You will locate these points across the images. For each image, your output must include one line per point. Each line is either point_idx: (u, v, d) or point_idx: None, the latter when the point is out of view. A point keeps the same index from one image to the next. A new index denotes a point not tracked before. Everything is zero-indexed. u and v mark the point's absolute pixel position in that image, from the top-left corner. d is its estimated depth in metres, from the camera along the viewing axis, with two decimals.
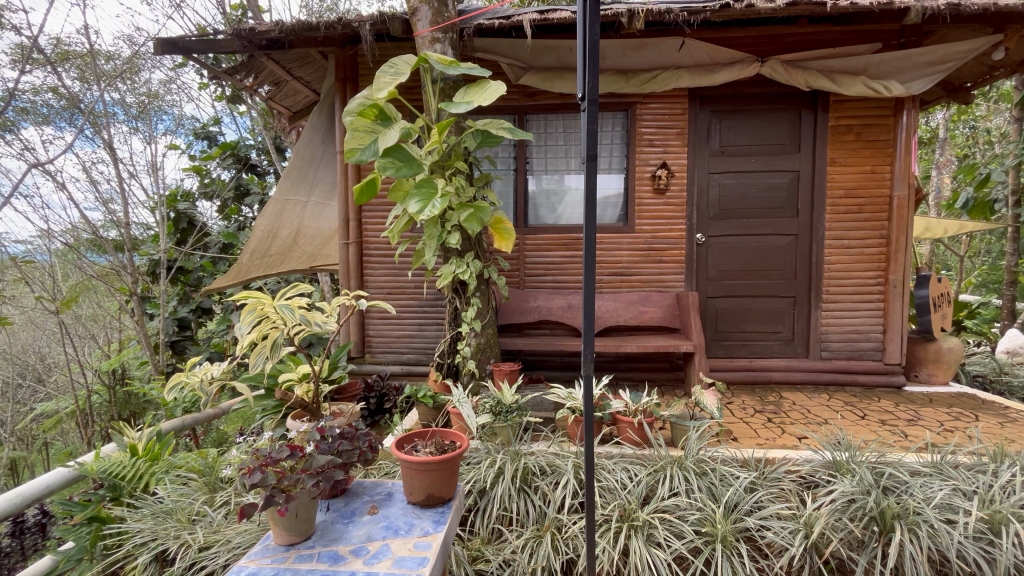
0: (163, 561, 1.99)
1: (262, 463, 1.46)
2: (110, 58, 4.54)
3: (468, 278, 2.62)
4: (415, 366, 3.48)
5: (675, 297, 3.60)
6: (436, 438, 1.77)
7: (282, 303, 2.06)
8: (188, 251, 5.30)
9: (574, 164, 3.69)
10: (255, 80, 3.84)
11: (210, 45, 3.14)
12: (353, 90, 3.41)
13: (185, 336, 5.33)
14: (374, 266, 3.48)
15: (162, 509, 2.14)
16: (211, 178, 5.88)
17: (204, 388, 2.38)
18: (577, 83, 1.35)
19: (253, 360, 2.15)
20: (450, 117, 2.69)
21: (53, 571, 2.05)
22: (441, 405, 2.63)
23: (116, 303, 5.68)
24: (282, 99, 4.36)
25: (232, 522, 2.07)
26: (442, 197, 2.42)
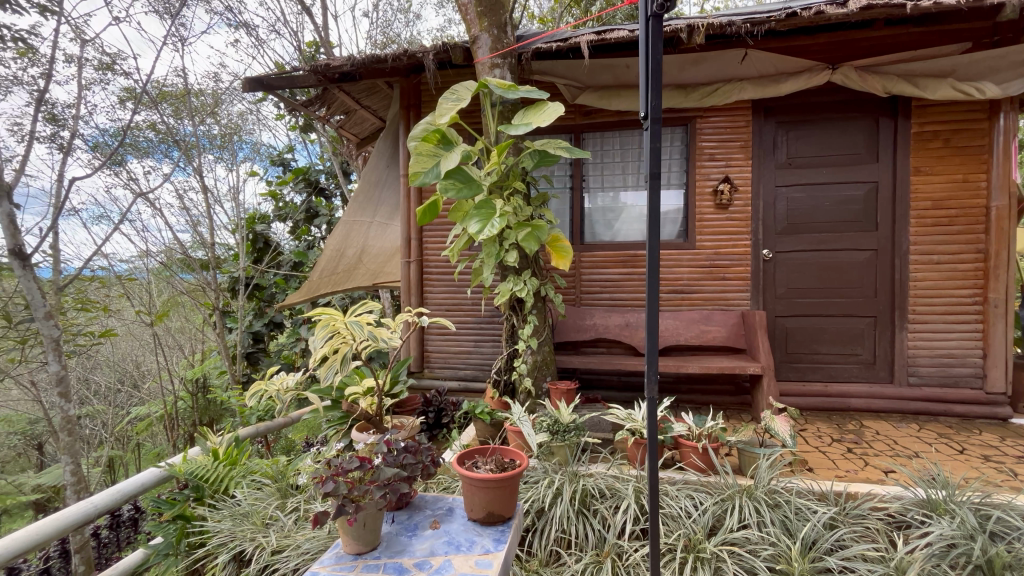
0: (240, 561, 2.12)
1: (334, 473, 1.53)
2: (200, 95, 5.03)
3: (525, 295, 2.63)
4: (472, 382, 3.53)
5: (740, 316, 3.43)
6: (497, 456, 1.78)
7: (352, 319, 2.18)
8: (264, 269, 5.73)
9: (631, 180, 3.65)
10: (327, 111, 4.13)
11: (289, 81, 3.42)
12: (416, 116, 3.59)
13: (258, 349, 5.75)
14: (434, 284, 3.60)
15: (240, 511, 2.28)
16: (285, 202, 6.34)
17: (280, 398, 2.54)
18: (640, 102, 1.35)
19: (323, 374, 2.27)
20: (508, 139, 2.75)
21: (144, 563, 2.22)
22: (500, 422, 2.66)
23: (200, 317, 6.23)
24: (351, 127, 4.65)
25: (301, 528, 2.17)
26: (501, 217, 2.48)
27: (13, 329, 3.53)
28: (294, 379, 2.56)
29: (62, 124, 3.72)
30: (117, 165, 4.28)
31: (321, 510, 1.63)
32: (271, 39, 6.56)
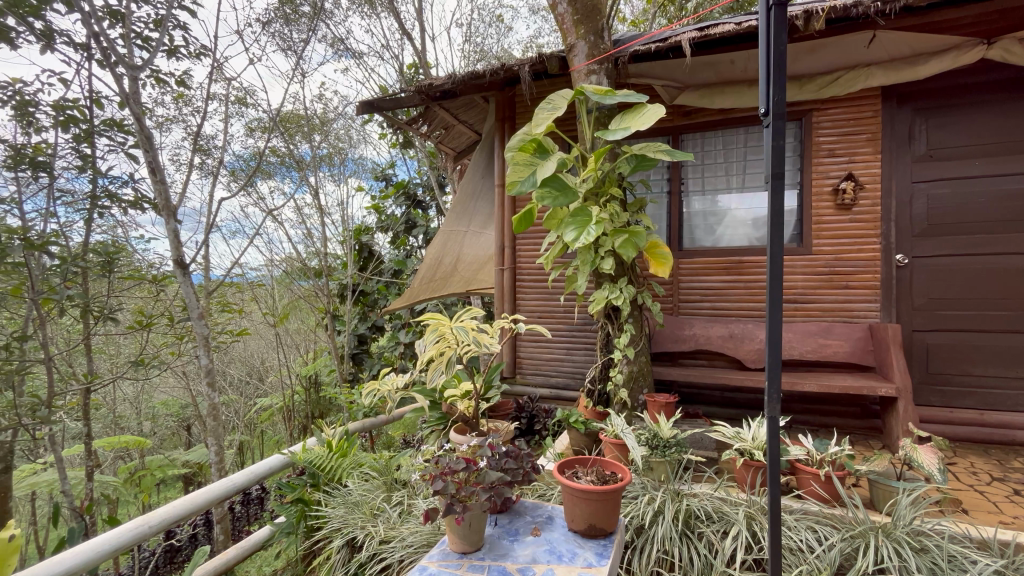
0: (352, 547, 2.28)
1: (442, 472, 1.59)
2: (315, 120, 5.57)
3: (622, 303, 2.56)
4: (563, 391, 3.50)
5: (867, 329, 3.05)
6: (597, 467, 1.75)
7: (458, 324, 2.29)
8: (367, 277, 6.28)
9: (735, 182, 3.41)
10: (428, 127, 4.36)
11: (396, 102, 3.68)
12: (511, 128, 3.67)
13: (363, 350, 6.38)
14: (527, 291, 3.64)
15: (352, 500, 2.47)
16: (386, 214, 6.82)
17: (390, 396, 2.69)
18: (759, 99, 1.28)
19: (428, 376, 2.38)
20: (604, 144, 2.72)
21: (268, 540, 2.56)
22: (594, 433, 2.59)
23: (314, 320, 6.93)
24: (449, 142, 4.88)
25: (406, 521, 2.28)
26: (597, 223, 2.44)
27: (174, 328, 4.18)
28: (404, 379, 2.71)
29: (209, 153, 4.38)
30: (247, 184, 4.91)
31: (429, 506, 1.71)
32: (375, 64, 7.13)
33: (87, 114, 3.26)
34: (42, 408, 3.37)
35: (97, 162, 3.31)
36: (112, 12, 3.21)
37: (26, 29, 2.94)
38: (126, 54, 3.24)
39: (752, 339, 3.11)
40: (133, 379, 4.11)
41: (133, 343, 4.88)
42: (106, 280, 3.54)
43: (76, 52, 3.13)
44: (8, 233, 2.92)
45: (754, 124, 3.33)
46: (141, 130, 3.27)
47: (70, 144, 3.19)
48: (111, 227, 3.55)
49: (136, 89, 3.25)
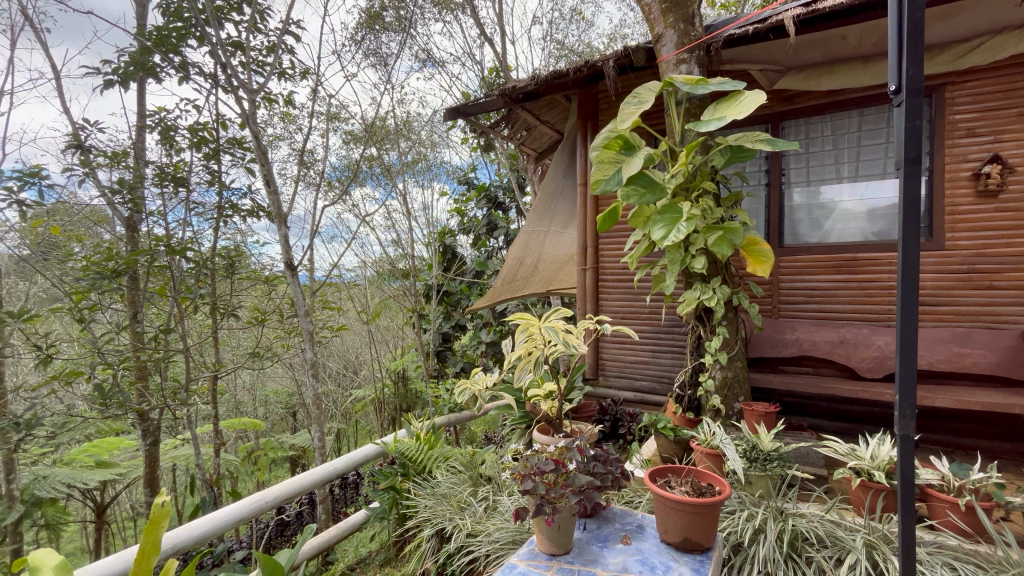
0: (440, 537, 2.36)
1: (531, 472, 1.60)
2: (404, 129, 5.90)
3: (715, 305, 2.41)
4: (649, 395, 3.38)
5: (1018, 337, 2.60)
6: (692, 478, 1.66)
7: (547, 325, 2.30)
8: (451, 277, 6.53)
9: (847, 171, 3.08)
10: (510, 129, 4.41)
11: (481, 107, 3.76)
12: (594, 125, 3.60)
13: (447, 348, 6.65)
14: (610, 291, 3.56)
15: (441, 492, 2.56)
16: (469, 216, 7.04)
17: (479, 391, 2.74)
18: (889, 75, 1.16)
19: (515, 374, 2.40)
20: (696, 137, 2.57)
21: (364, 524, 2.73)
22: (684, 441, 2.47)
23: (401, 318, 7.34)
24: (531, 142, 4.91)
25: (492, 517, 2.32)
26: (688, 220, 2.32)
27: (285, 323, 4.64)
28: (492, 377, 2.76)
29: (312, 166, 4.80)
30: (341, 191, 5.32)
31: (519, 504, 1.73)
32: (459, 71, 7.38)
33: (215, 135, 3.67)
34: (182, 391, 3.91)
35: (222, 176, 3.75)
36: (234, 43, 3.63)
37: (168, 64, 3.43)
38: (245, 80, 3.60)
39: (868, 345, 2.78)
40: (251, 368, 4.62)
41: (251, 337, 5.48)
42: (230, 280, 4.02)
43: (207, 80, 3.57)
44: (158, 241, 3.53)
45: (870, 105, 2.98)
46: (258, 146, 3.62)
47: (202, 162, 3.66)
48: (233, 233, 4.04)
49: (253, 110, 3.64)
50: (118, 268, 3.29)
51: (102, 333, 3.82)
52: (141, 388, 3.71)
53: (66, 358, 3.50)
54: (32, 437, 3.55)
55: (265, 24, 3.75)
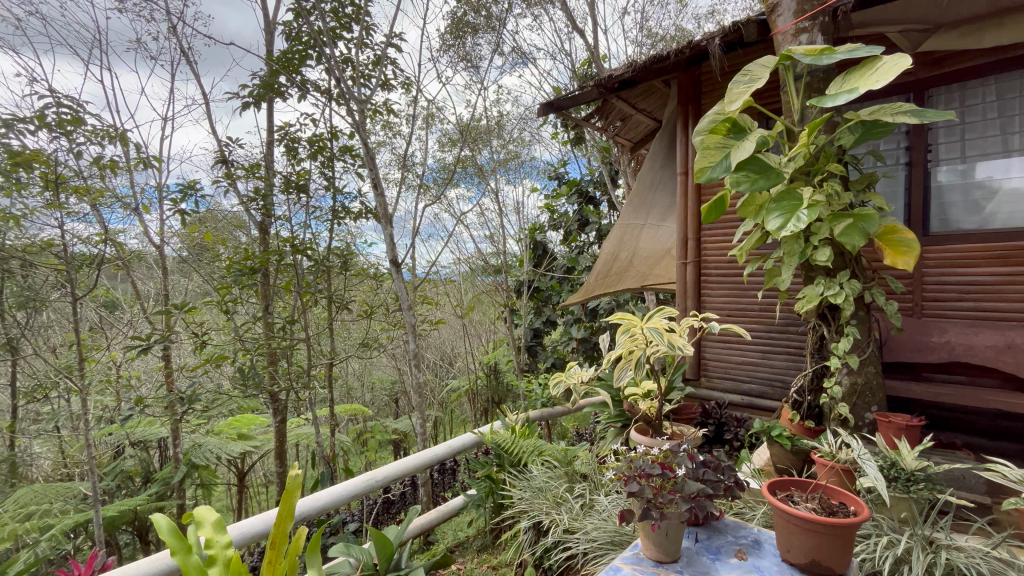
0: (537, 530, 2.37)
1: (637, 475, 1.54)
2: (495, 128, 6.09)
3: (842, 301, 2.14)
4: (759, 399, 3.12)
5: None
6: (819, 494, 1.49)
7: (651, 326, 2.19)
8: (542, 273, 6.55)
9: (1018, 142, 2.55)
10: (605, 120, 4.29)
11: (576, 99, 3.67)
12: (695, 110, 3.38)
13: (538, 343, 6.63)
14: (714, 286, 3.34)
15: (537, 486, 2.56)
16: (560, 212, 6.85)
17: (576, 388, 2.69)
18: None
19: (614, 373, 2.31)
20: (819, 114, 2.30)
21: (462, 509, 2.83)
22: (804, 451, 2.24)
23: (494, 313, 7.54)
24: (626, 133, 4.73)
25: (589, 514, 2.27)
26: (810, 207, 2.07)
27: (390, 316, 4.98)
28: (589, 373, 2.71)
29: (411, 168, 5.06)
30: (437, 190, 5.58)
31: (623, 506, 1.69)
32: (549, 66, 7.35)
33: (329, 143, 4.02)
34: (303, 375, 4.36)
35: (336, 181, 4.10)
36: (346, 59, 3.95)
37: (291, 83, 3.82)
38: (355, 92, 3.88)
39: None
40: (361, 357, 5.03)
41: (360, 329, 5.97)
42: (343, 276, 4.41)
43: (323, 96, 3.94)
44: (285, 242, 3.98)
45: None
46: (367, 152, 3.91)
47: (319, 169, 4.05)
48: (345, 234, 4.41)
49: (361, 119, 3.94)
50: (254, 266, 3.77)
51: (241, 322, 4.40)
52: (272, 371, 4.22)
53: (215, 343, 4.10)
54: (192, 410, 4.22)
55: (371, 39, 4.03)
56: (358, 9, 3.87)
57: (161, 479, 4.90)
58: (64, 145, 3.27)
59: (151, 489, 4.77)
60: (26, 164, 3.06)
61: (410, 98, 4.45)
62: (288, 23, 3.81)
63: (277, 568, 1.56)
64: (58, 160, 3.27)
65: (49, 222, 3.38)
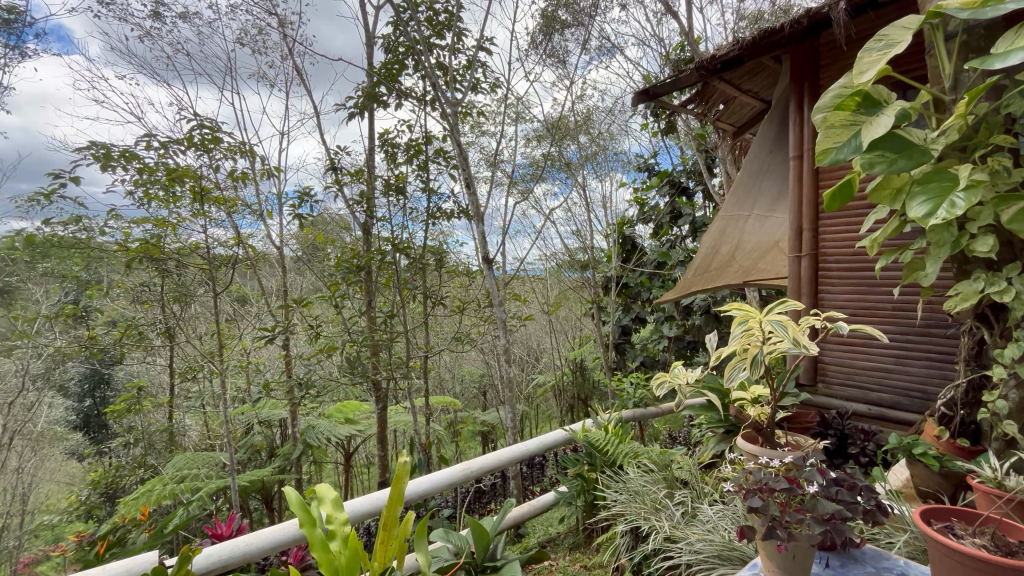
0: (636, 535, 2.28)
1: (759, 489, 1.42)
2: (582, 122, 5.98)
3: (1011, 301, 1.78)
4: (892, 411, 2.74)
5: None
6: (992, 529, 1.26)
7: (773, 318, 2.00)
8: (631, 269, 6.25)
9: None
10: (705, 105, 4.00)
11: (675, 84, 3.44)
12: (813, 86, 3.04)
13: (626, 341, 6.40)
14: (835, 282, 2.98)
15: (634, 489, 2.46)
16: (650, 205, 6.41)
17: (682, 389, 2.51)
18: None
19: (726, 370, 2.19)
20: (979, 78, 1.94)
21: (553, 506, 2.82)
22: (956, 475, 1.92)
23: (581, 310, 7.45)
24: (728, 117, 4.38)
25: (692, 524, 2.14)
26: (968, 189, 1.71)
27: (481, 311, 5.09)
28: (696, 373, 2.54)
29: (499, 167, 5.14)
30: (525, 188, 5.61)
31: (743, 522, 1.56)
32: (639, 54, 7.06)
33: (425, 147, 4.22)
34: (402, 366, 4.64)
35: (431, 182, 4.29)
36: (440, 66, 4.11)
37: (389, 92, 4.05)
38: (448, 96, 4.02)
39: None
40: (454, 350, 5.22)
41: (451, 324, 6.22)
42: (438, 273, 4.60)
43: (420, 102, 4.13)
44: (386, 242, 4.25)
45: None
46: (460, 154, 4.04)
47: (416, 172, 4.25)
48: (438, 234, 4.59)
49: (454, 122, 4.07)
50: (360, 264, 4.09)
51: (348, 316, 4.78)
52: (374, 361, 4.52)
53: (327, 334, 4.50)
54: (307, 394, 4.69)
55: (463, 44, 4.14)
56: (451, 16, 3.99)
57: (283, 454, 5.51)
58: (207, 162, 3.77)
59: (275, 463, 5.39)
60: (181, 179, 3.59)
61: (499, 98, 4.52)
62: (387, 36, 4.06)
63: (388, 548, 1.68)
64: (203, 173, 3.78)
65: (196, 228, 3.93)
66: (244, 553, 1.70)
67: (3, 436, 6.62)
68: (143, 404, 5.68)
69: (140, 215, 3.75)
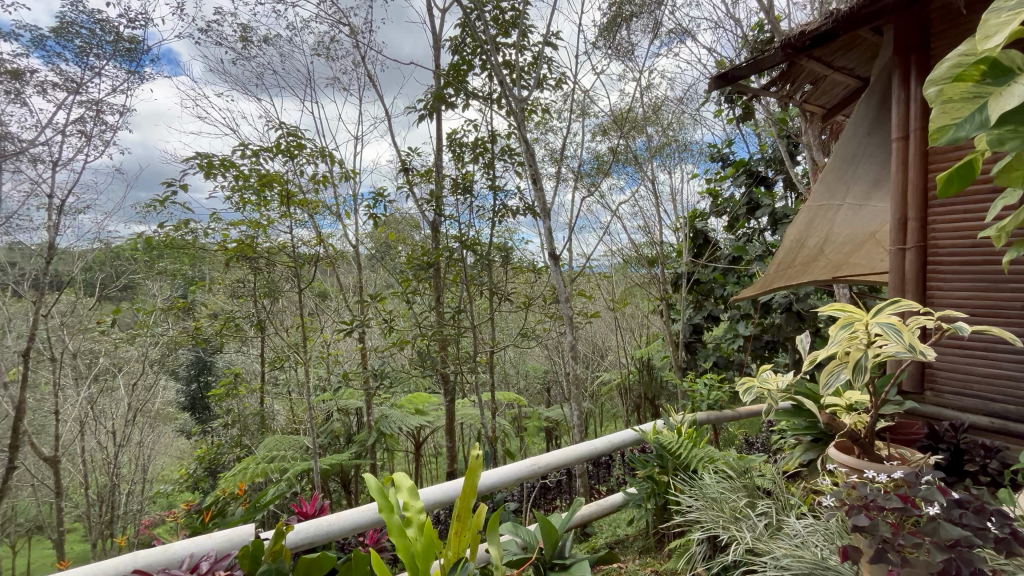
0: (714, 543, 2.17)
1: (864, 505, 1.33)
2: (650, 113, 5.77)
3: None
4: (1020, 427, 2.26)
5: None
6: None
7: (882, 319, 1.81)
8: (703, 264, 5.96)
9: None
10: (792, 86, 3.68)
11: (755, 66, 3.16)
12: (919, 57, 2.65)
13: (698, 339, 6.11)
14: (949, 278, 2.56)
15: (711, 496, 2.32)
16: (725, 197, 6.06)
17: (774, 397, 2.35)
18: None
19: (823, 376, 2.02)
20: None
21: (621, 507, 2.76)
22: None
23: (649, 307, 7.22)
24: (817, 98, 4.00)
25: (778, 537, 1.99)
26: None
27: (548, 307, 5.06)
28: (787, 380, 2.37)
29: (564, 162, 5.08)
30: (591, 183, 5.51)
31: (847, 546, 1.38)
32: (713, 38, 6.68)
33: (491, 145, 4.26)
34: (469, 361, 4.74)
35: (498, 179, 4.32)
36: (508, 64, 4.13)
37: (457, 93, 4.13)
38: (515, 94, 4.03)
39: None
40: (520, 346, 5.24)
41: (516, 319, 6.26)
42: (504, 270, 4.63)
43: (486, 101, 4.17)
44: (456, 239, 4.34)
45: None
46: (527, 150, 4.03)
47: (483, 170, 4.30)
48: (505, 230, 4.62)
49: (521, 118, 4.07)
50: (430, 261, 4.22)
51: (418, 311, 4.95)
52: (443, 355, 4.66)
53: (399, 328, 4.69)
54: (380, 385, 4.92)
55: (529, 41, 4.13)
56: (518, 13, 4.00)
57: (359, 441, 5.84)
58: (294, 167, 4.05)
59: (352, 448, 5.72)
60: (270, 183, 3.89)
61: (566, 92, 4.45)
62: (455, 39, 4.13)
63: (461, 538, 1.73)
64: (290, 178, 4.06)
65: (284, 229, 4.24)
66: (328, 531, 1.82)
67: (129, 413, 7.60)
68: (239, 389, 6.26)
69: (236, 218, 4.11)
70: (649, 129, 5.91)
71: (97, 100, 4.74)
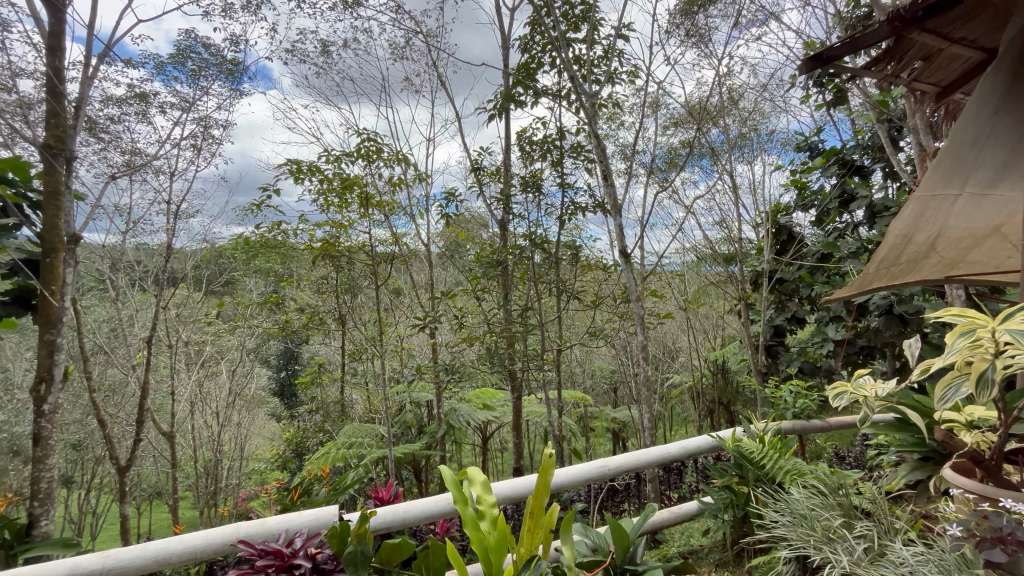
0: (804, 564, 1.99)
1: (998, 538, 1.17)
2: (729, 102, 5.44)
3: None
4: None
5: None
6: None
7: (1012, 327, 1.51)
8: (787, 262, 5.53)
9: None
10: (902, 64, 3.02)
11: (861, 41, 2.55)
12: None
13: (780, 342, 5.69)
14: None
15: (801, 513, 2.14)
16: (813, 189, 5.58)
17: (872, 407, 2.10)
18: None
19: (938, 389, 1.80)
20: None
21: (697, 516, 2.64)
22: None
23: (725, 308, 6.84)
24: (931, 77, 3.27)
25: (882, 564, 1.79)
26: None
27: (617, 307, 4.95)
28: (890, 387, 2.11)
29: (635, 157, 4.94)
30: (663, 178, 5.30)
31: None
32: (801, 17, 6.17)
33: (560, 142, 4.23)
34: (537, 358, 4.75)
35: (567, 176, 4.28)
36: (578, 59, 4.08)
37: (526, 92, 4.14)
38: (585, 89, 3.96)
39: None
40: (587, 345, 5.16)
41: (583, 318, 6.19)
42: (572, 268, 4.58)
43: (555, 98, 4.15)
44: (524, 237, 4.35)
45: None
46: (598, 145, 3.95)
47: (552, 167, 4.29)
48: (573, 228, 4.57)
49: (591, 114, 4.00)
50: (500, 259, 4.28)
51: (487, 308, 5.04)
52: (511, 352, 4.71)
53: (469, 325, 4.80)
54: (450, 379, 5.07)
55: (600, 34, 4.05)
56: (588, 7, 3.93)
57: (430, 432, 6.06)
58: (372, 170, 4.27)
59: (423, 439, 5.94)
60: (352, 187, 4.14)
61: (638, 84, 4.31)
62: (525, 37, 4.14)
63: (534, 535, 1.74)
64: (369, 180, 4.28)
65: (362, 229, 4.48)
66: (405, 518, 1.90)
67: (230, 396, 8.44)
68: (322, 378, 6.74)
69: (321, 219, 4.41)
70: (728, 119, 5.57)
71: (205, 116, 5.29)
